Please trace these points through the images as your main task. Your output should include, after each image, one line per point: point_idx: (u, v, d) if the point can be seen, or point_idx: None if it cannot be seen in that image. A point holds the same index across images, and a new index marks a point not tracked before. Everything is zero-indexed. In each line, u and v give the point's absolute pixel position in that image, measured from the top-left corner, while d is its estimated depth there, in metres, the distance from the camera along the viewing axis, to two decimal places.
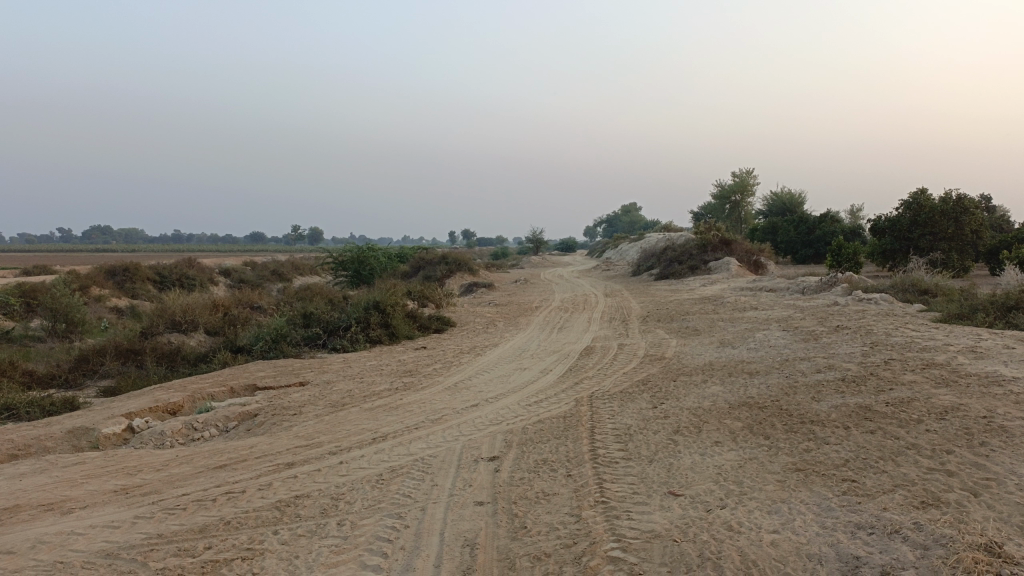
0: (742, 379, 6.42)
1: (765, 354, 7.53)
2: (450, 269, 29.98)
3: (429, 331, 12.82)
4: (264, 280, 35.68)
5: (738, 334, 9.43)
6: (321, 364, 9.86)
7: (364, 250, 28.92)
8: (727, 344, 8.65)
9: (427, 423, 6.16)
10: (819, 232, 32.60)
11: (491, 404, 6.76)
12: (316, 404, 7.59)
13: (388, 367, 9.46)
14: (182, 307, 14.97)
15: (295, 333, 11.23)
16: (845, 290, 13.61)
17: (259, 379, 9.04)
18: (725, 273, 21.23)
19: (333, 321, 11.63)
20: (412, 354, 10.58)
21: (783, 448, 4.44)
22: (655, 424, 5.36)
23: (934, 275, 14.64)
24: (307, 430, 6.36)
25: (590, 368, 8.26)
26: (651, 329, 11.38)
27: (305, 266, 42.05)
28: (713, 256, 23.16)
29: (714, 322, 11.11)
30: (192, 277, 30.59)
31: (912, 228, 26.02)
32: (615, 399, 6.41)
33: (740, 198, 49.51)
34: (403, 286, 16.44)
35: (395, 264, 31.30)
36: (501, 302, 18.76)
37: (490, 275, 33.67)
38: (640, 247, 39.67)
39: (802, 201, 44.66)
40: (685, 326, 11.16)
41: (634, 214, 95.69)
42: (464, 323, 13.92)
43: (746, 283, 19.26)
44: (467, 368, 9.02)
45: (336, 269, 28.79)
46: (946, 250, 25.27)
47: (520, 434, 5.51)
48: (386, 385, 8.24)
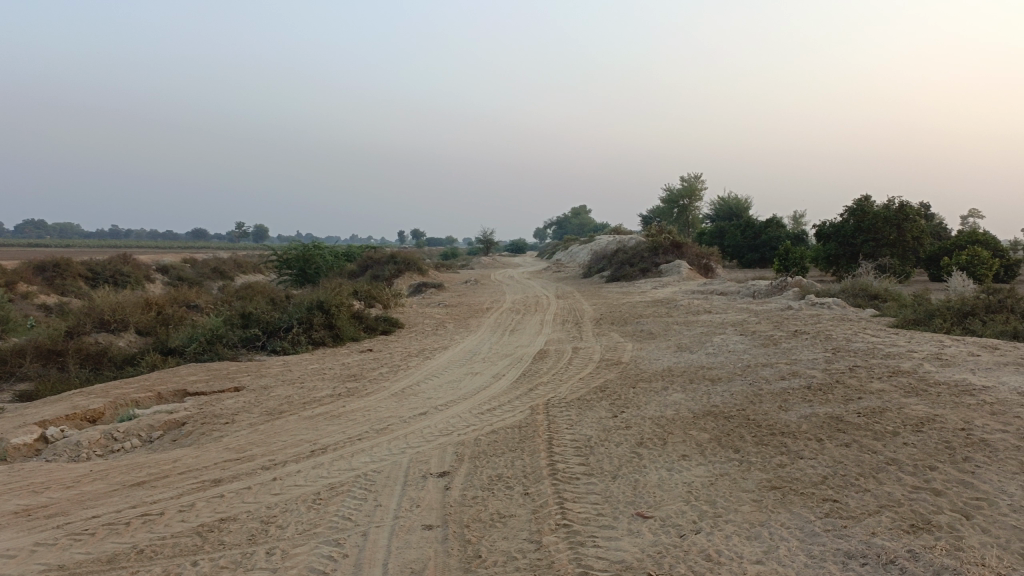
0: (704, 386, 6.14)
1: (725, 359, 7.28)
2: (399, 269, 29.40)
3: (376, 333, 12.32)
4: (204, 278, 34.46)
5: (695, 338, 9.21)
6: (260, 367, 9.29)
7: (309, 248, 28.11)
8: (685, 349, 8.39)
9: (371, 434, 5.72)
10: (766, 236, 32.99)
11: (440, 412, 6.34)
12: (251, 411, 7.06)
13: (331, 371, 8.95)
14: (112, 305, 14.14)
15: (232, 334, 10.61)
16: (797, 295, 13.58)
17: (191, 383, 8.45)
18: (676, 276, 21.19)
19: (274, 322, 11.04)
20: (358, 357, 10.09)
21: (755, 463, 4.14)
22: (616, 436, 5.02)
23: (882, 280, 14.76)
24: (240, 441, 5.84)
25: (544, 373, 7.91)
26: (605, 333, 11.11)
27: (248, 265, 40.82)
28: (664, 259, 23.12)
29: (669, 326, 10.89)
30: (128, 274, 29.33)
31: (857, 234, 26.46)
32: (572, 407, 6.06)
33: (689, 202, 49.97)
34: (349, 286, 15.89)
35: (341, 263, 30.53)
36: (450, 303, 18.31)
37: (439, 275, 33.16)
38: (590, 249, 39.64)
39: (748, 206, 45.31)
40: (639, 329, 10.91)
41: (583, 217, 96.15)
42: (412, 325, 13.46)
43: (697, 287, 19.22)
44: (416, 372, 8.58)
45: (280, 267, 27.90)
46: (889, 256, 25.77)
47: (472, 446, 5.11)
48: (329, 391, 7.75)
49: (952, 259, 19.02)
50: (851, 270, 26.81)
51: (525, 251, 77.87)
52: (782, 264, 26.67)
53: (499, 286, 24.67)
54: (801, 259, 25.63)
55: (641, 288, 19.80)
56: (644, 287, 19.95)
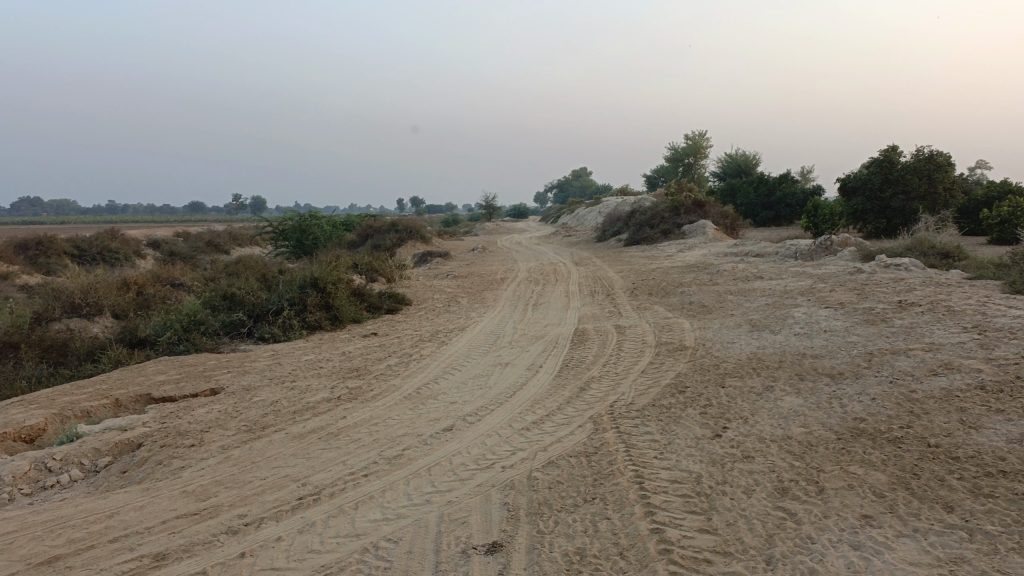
0: (826, 386, 4.59)
1: (828, 344, 5.72)
2: (401, 237, 27.78)
3: (381, 312, 10.76)
4: (198, 253, 32.82)
5: (765, 312, 7.65)
6: (244, 361, 7.74)
7: (306, 218, 26.45)
8: (762, 327, 6.82)
9: (382, 467, 4.16)
10: (782, 193, 31.33)
11: (472, 428, 4.78)
12: (227, 424, 5.53)
13: (331, 365, 7.41)
14: (82, 287, 12.55)
15: (212, 319, 9.06)
16: (853, 256, 12.01)
17: (158, 386, 6.91)
18: (701, 237, 19.58)
19: (261, 303, 9.47)
20: (360, 344, 8.54)
21: (999, 538, 2.60)
22: (738, 472, 3.45)
23: (941, 235, 13.19)
24: (204, 480, 4.31)
25: (593, 364, 6.35)
26: (648, 307, 9.56)
27: (243, 238, 39.11)
28: (686, 219, 21.49)
29: (723, 297, 9.32)
30: (115, 250, 27.70)
31: (885, 187, 24.86)
32: (651, 420, 4.49)
33: (695, 160, 48.16)
34: (348, 258, 14.29)
35: (339, 234, 28.89)
36: (459, 274, 16.72)
37: (444, 243, 31.54)
38: (598, 213, 37.97)
39: (757, 162, 43.53)
40: (688, 302, 9.36)
41: (585, 179, 94.29)
42: (421, 301, 11.90)
43: (727, 249, 17.63)
44: (433, 365, 7.04)
45: (274, 239, 26.27)
46: (920, 208, 24.22)
47: (528, 493, 3.56)
48: (327, 393, 6.22)
49: (994, 210, 17.50)
50: (880, 225, 25.22)
51: (527, 215, 76.07)
52: (809, 222, 25.04)
53: (509, 253, 23.08)
54: (831, 216, 24.02)
55: (666, 252, 18.21)
56: (668, 251, 18.37)
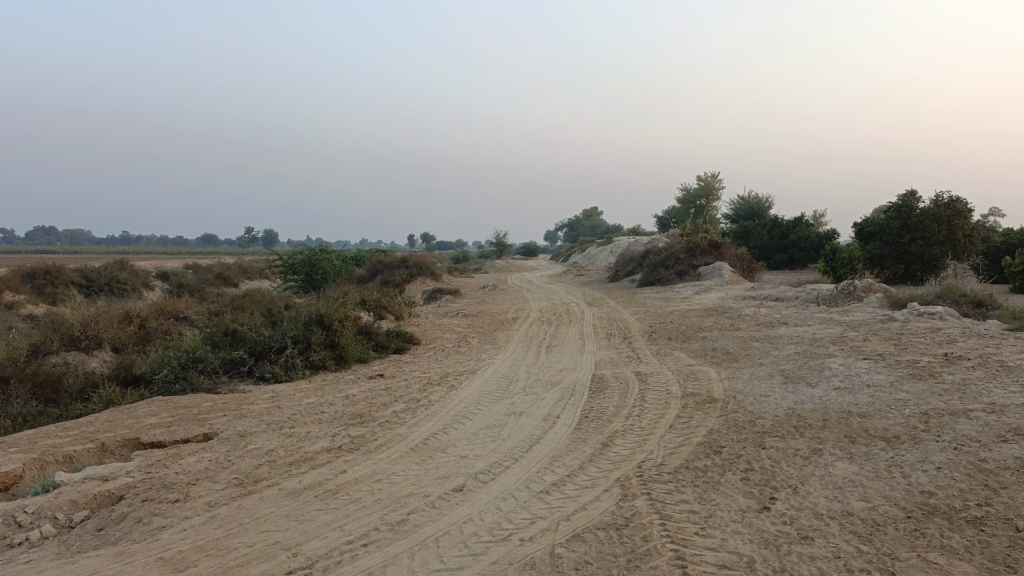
0: (881, 452, 4.10)
1: (874, 401, 5.23)
2: (411, 273, 27.46)
3: (389, 352, 10.32)
4: (206, 285, 32.57)
5: (797, 362, 7.17)
6: (241, 403, 7.30)
7: (316, 252, 26.20)
8: (796, 379, 6.35)
9: (383, 535, 3.69)
10: (796, 236, 30.94)
11: (484, 488, 4.31)
12: (217, 476, 5.07)
13: (333, 409, 6.96)
14: (83, 319, 12.19)
15: (212, 357, 8.65)
16: (880, 303, 11.54)
17: (148, 429, 6.47)
18: (717, 280, 19.14)
19: (264, 341, 9.07)
20: (366, 386, 8.10)
21: None
22: (795, 557, 2.97)
23: (970, 282, 12.72)
24: (185, 546, 3.85)
25: (615, 416, 5.88)
26: (669, 352, 9.09)
27: (253, 271, 38.90)
28: (701, 260, 21.08)
29: (748, 344, 8.85)
30: (123, 281, 27.47)
31: (903, 232, 24.44)
32: (686, 485, 4.01)
33: (707, 202, 47.95)
34: (356, 294, 13.91)
35: (349, 269, 28.60)
36: (470, 312, 16.29)
37: (454, 281, 31.18)
38: (610, 253, 37.62)
39: (769, 204, 43.24)
40: (711, 349, 8.89)
41: (596, 219, 94.37)
42: (430, 341, 11.47)
43: (745, 292, 17.18)
44: (442, 411, 6.58)
45: (283, 272, 25.99)
46: (940, 255, 23.76)
47: (551, 575, 3.08)
48: (328, 442, 5.76)
49: (1018, 257, 17.03)
50: (898, 271, 24.74)
51: (538, 254, 75.90)
52: (826, 266, 24.58)
53: (519, 292, 22.67)
54: (849, 260, 23.56)
55: (681, 294, 17.77)
56: (684, 293, 17.92)
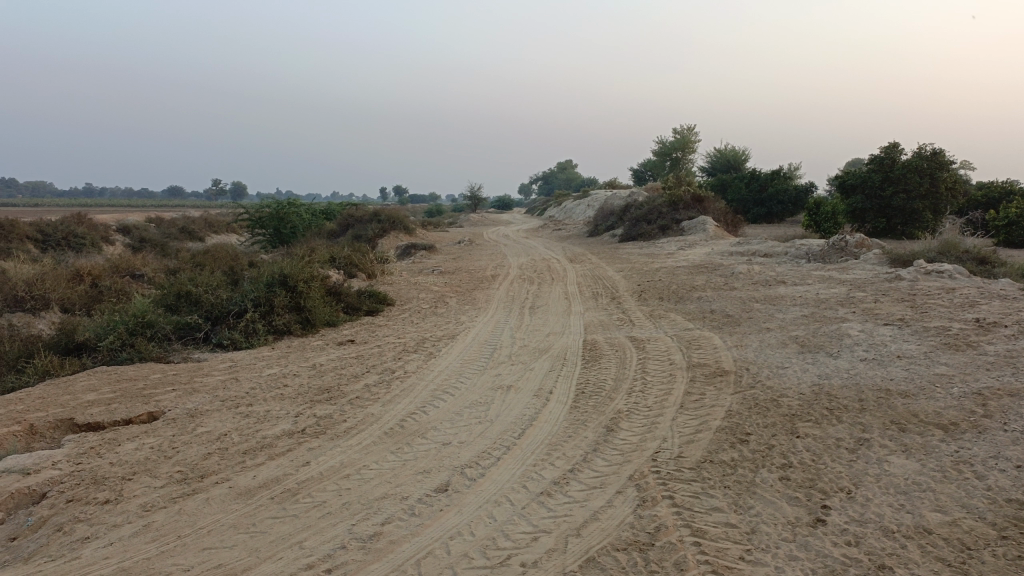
0: (941, 445, 3.49)
1: (911, 377, 4.63)
2: (383, 227, 26.52)
3: (360, 314, 9.56)
4: (169, 240, 31.30)
5: (808, 327, 6.56)
6: (194, 376, 6.54)
7: (283, 205, 25.12)
8: (814, 347, 5.73)
9: (353, 556, 3.00)
10: (775, 189, 30.35)
11: (473, 488, 3.63)
12: (159, 470, 4.34)
13: (298, 382, 6.22)
14: (26, 279, 11.23)
15: (163, 321, 7.83)
16: (879, 261, 11.00)
17: (85, 408, 5.68)
18: (702, 235, 18.52)
19: (222, 302, 8.25)
20: (335, 354, 7.36)
21: None
22: None
23: (967, 237, 12.21)
24: (107, 569, 3.12)
25: (616, 393, 5.21)
26: (663, 314, 8.45)
27: (219, 225, 37.58)
28: (685, 215, 20.42)
29: (748, 305, 8.24)
30: (81, 235, 26.20)
31: (886, 185, 23.98)
32: (715, 487, 3.36)
33: (683, 154, 47.15)
34: (325, 251, 13.06)
35: (318, 224, 27.53)
36: (446, 269, 15.52)
37: (428, 235, 30.27)
38: (588, 207, 36.83)
39: (746, 157, 42.60)
40: (708, 311, 8.26)
41: (570, 171, 93.26)
42: (405, 301, 10.72)
43: (731, 247, 16.58)
44: (419, 386, 5.87)
45: (250, 226, 24.88)
46: (922, 208, 23.36)
47: None
48: (289, 424, 5.03)
49: (1003, 211, 16.62)
50: (880, 225, 24.34)
51: (512, 207, 74.85)
52: (809, 220, 23.83)
53: (496, 247, 21.90)
54: (833, 214, 22.91)
55: (665, 249, 17.14)
56: (668, 249, 17.27)
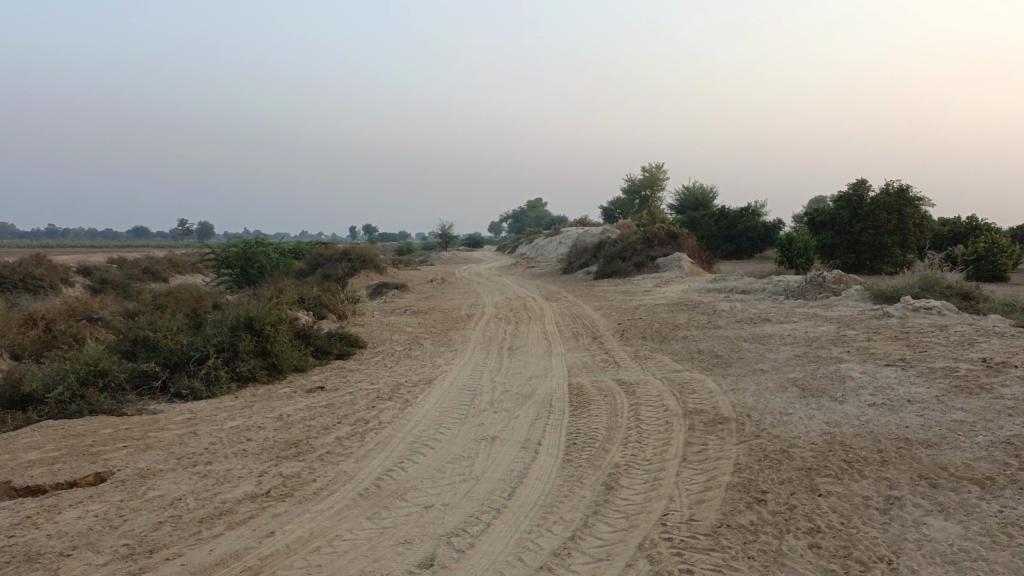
0: (982, 504, 3.15)
1: (929, 423, 4.31)
2: (354, 266, 26.05)
3: (331, 358, 9.08)
4: (132, 281, 30.43)
5: (805, 368, 6.26)
6: (150, 430, 6.01)
7: (251, 245, 24.57)
8: (816, 391, 5.41)
9: None
10: (743, 226, 30.45)
11: (462, 563, 3.19)
12: (103, 545, 3.83)
13: (263, 435, 5.73)
14: None
15: (118, 368, 7.29)
16: (861, 298, 10.81)
17: (25, 469, 5.14)
18: (677, 272, 18.34)
19: (183, 348, 7.74)
20: (304, 403, 6.88)
21: None
22: None
23: (946, 272, 12.12)
24: None
25: (611, 444, 4.82)
26: (649, 355, 8.11)
27: (184, 265, 36.76)
28: (659, 252, 20.28)
29: (736, 345, 7.93)
30: (40, 277, 25.32)
31: (855, 221, 24.21)
32: (737, 558, 2.98)
33: (652, 192, 47.40)
34: (294, 291, 12.59)
35: (287, 264, 26.95)
36: (419, 309, 15.08)
37: (399, 274, 29.82)
38: (559, 245, 36.69)
39: (714, 195, 42.97)
40: (696, 351, 7.94)
41: (540, 210, 93.69)
42: (378, 343, 10.27)
43: (707, 284, 16.38)
44: (396, 439, 5.43)
45: (216, 266, 24.23)
46: (891, 244, 23.52)
47: None
48: (253, 485, 4.55)
49: (973, 245, 16.71)
50: (850, 261, 24.45)
51: (483, 245, 74.69)
52: (782, 256, 23.45)
53: (469, 286, 21.52)
54: (806, 249, 22.72)
55: (642, 287, 16.91)
56: (644, 286, 17.03)
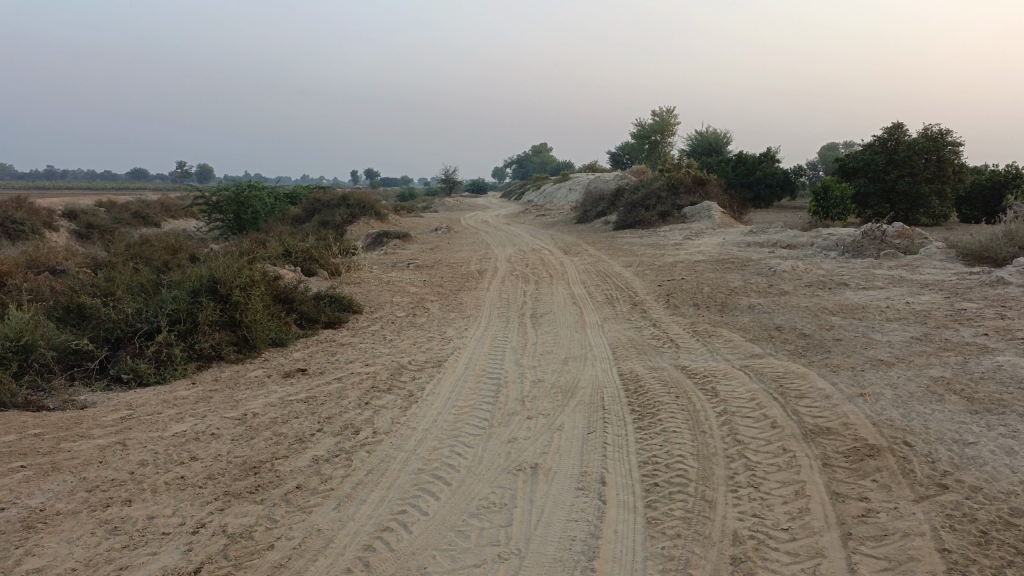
0: None
1: None
2: (352, 212, 24.33)
3: (318, 327, 7.48)
4: (121, 226, 28.67)
5: (949, 364, 4.65)
6: (66, 441, 4.43)
7: (243, 189, 22.76)
8: (994, 405, 3.82)
9: None
10: (761, 172, 28.41)
11: None
12: None
13: (214, 453, 4.17)
14: None
15: (43, 343, 5.69)
16: (945, 258, 9.14)
17: None
18: (707, 223, 16.61)
19: (129, 315, 6.14)
20: (278, 395, 5.31)
21: None
22: None
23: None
24: None
25: (716, 492, 3.23)
26: (715, 330, 6.50)
27: (176, 210, 35.02)
28: (686, 200, 18.52)
29: (824, 319, 6.32)
30: (19, 221, 23.58)
31: (889, 168, 22.34)
32: None
33: (662, 137, 45.08)
34: (280, 243, 10.91)
35: (282, 210, 25.22)
36: (424, 263, 13.44)
37: (401, 221, 28.10)
38: (569, 191, 34.84)
39: (728, 140, 40.82)
40: (773, 326, 6.32)
41: (545, 155, 91.23)
42: (377, 307, 8.66)
43: (744, 237, 14.71)
44: (395, 465, 3.85)
45: (205, 211, 22.52)
46: (929, 192, 21.70)
47: None
48: (178, 558, 2.99)
49: None
50: (883, 211, 22.55)
51: (487, 191, 72.63)
52: (816, 205, 21.32)
53: (475, 236, 19.83)
54: (842, 198, 20.72)
55: (671, 239, 15.25)
56: (673, 239, 15.34)
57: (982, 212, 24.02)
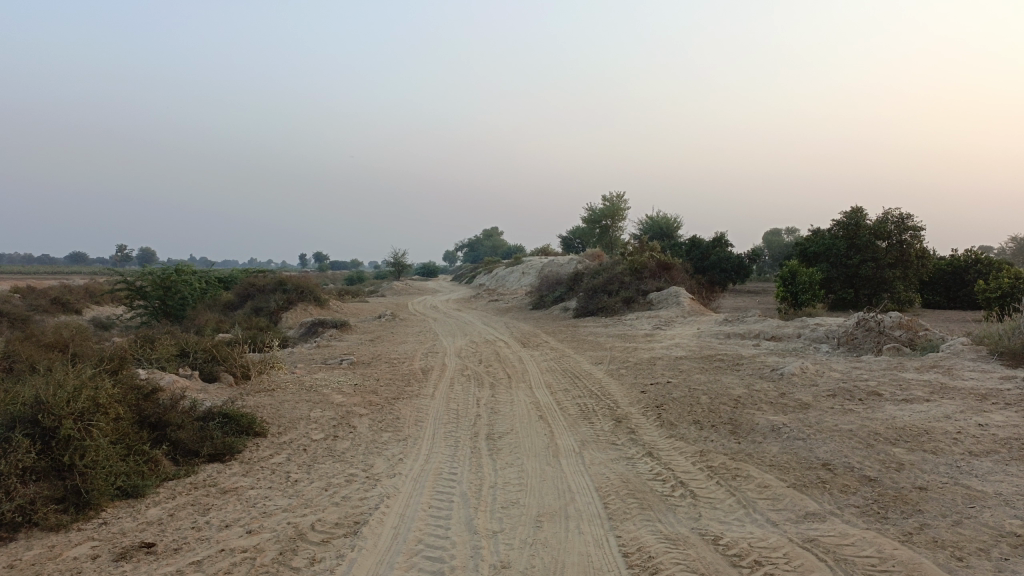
0: None
1: None
2: (288, 299, 22.36)
3: (199, 463, 5.53)
4: (34, 315, 26.04)
5: None
6: None
7: (169, 272, 20.66)
8: None
9: None
10: (716, 257, 27.53)
11: None
12: None
13: None
14: None
15: None
16: (978, 358, 7.69)
17: None
18: (676, 311, 15.14)
19: None
20: None
21: None
22: None
23: None
24: None
25: None
26: (739, 466, 4.79)
27: (101, 295, 32.55)
28: (651, 286, 17.13)
29: (886, 455, 4.66)
30: None
31: (851, 252, 21.41)
32: None
33: (612, 223, 44.42)
34: (179, 340, 8.93)
35: (212, 296, 23.08)
36: (360, 359, 11.57)
37: (343, 307, 26.18)
38: (522, 276, 33.50)
39: (678, 225, 40.25)
40: (820, 463, 4.64)
41: (495, 239, 90.91)
42: (290, 426, 6.74)
43: (720, 326, 13.24)
44: None
45: (125, 297, 20.32)
46: (893, 277, 20.75)
47: None
48: None
49: None
50: (847, 296, 21.46)
51: (438, 274, 71.19)
52: (784, 292, 19.96)
53: (423, 324, 18.04)
54: (811, 284, 19.51)
55: (639, 330, 13.68)
56: (642, 329, 13.76)
57: (944, 296, 23.20)
